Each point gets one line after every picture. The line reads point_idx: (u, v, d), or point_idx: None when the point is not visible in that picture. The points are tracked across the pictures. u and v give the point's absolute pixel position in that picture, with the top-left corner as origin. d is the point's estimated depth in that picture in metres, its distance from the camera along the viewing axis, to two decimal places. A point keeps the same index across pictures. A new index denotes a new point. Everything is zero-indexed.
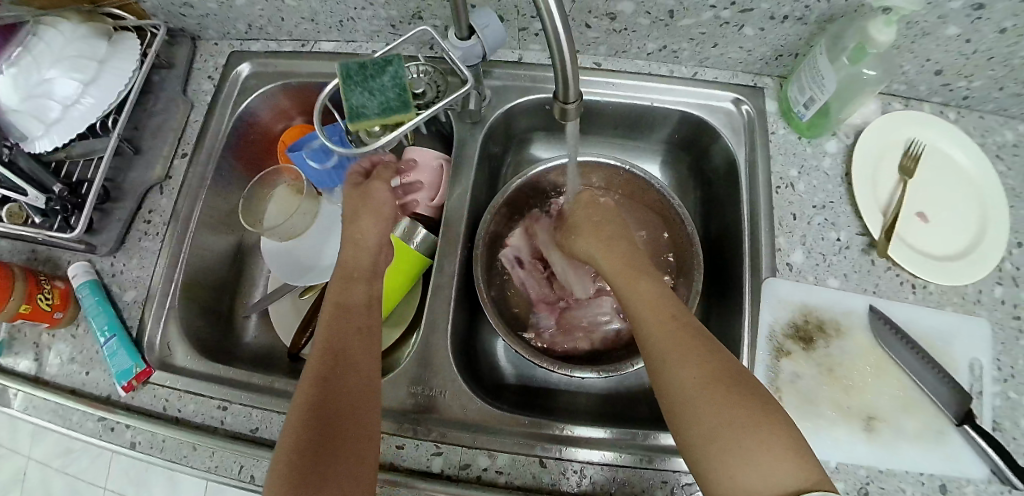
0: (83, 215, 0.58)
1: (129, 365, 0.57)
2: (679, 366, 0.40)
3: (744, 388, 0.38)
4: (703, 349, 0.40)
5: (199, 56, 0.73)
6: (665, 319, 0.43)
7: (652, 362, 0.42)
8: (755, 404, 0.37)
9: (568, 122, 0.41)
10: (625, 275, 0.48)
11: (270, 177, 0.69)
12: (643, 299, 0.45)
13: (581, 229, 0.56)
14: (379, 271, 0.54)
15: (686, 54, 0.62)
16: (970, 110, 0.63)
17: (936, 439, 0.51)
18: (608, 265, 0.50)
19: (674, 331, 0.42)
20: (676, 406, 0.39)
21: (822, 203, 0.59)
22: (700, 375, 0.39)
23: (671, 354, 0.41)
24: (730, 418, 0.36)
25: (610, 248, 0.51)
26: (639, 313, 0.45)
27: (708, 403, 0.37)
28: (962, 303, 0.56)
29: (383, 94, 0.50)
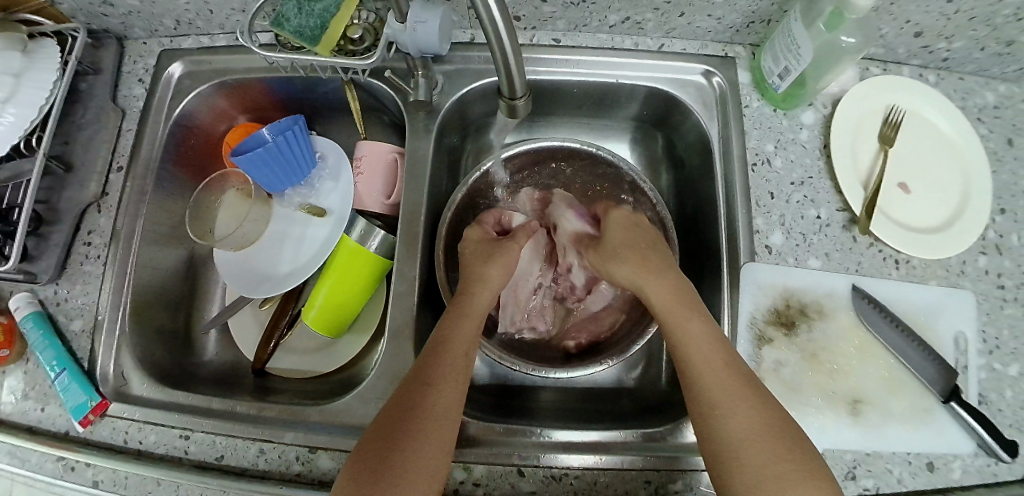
0: (15, 244, 0.53)
1: (83, 399, 0.54)
2: (735, 415, 0.41)
3: (794, 441, 0.40)
4: (755, 399, 0.42)
5: (127, 58, 0.67)
6: (715, 364, 0.43)
7: (703, 405, 0.42)
8: (805, 458, 0.40)
9: (517, 119, 0.41)
10: (670, 306, 0.47)
11: (217, 183, 0.65)
12: (693, 340, 0.45)
13: (623, 255, 0.52)
14: (486, 273, 0.54)
15: (651, 25, 0.58)
16: (950, 71, 0.62)
17: (922, 417, 0.50)
18: (654, 295, 0.48)
19: (728, 379, 0.43)
20: (721, 451, 0.41)
21: (800, 180, 0.56)
22: (757, 426, 0.40)
23: (726, 402, 0.42)
24: (780, 468, 0.39)
25: (657, 280, 0.49)
26: (687, 354, 0.44)
27: (759, 453, 0.39)
28: (948, 276, 0.55)
29: (307, 18, 0.50)
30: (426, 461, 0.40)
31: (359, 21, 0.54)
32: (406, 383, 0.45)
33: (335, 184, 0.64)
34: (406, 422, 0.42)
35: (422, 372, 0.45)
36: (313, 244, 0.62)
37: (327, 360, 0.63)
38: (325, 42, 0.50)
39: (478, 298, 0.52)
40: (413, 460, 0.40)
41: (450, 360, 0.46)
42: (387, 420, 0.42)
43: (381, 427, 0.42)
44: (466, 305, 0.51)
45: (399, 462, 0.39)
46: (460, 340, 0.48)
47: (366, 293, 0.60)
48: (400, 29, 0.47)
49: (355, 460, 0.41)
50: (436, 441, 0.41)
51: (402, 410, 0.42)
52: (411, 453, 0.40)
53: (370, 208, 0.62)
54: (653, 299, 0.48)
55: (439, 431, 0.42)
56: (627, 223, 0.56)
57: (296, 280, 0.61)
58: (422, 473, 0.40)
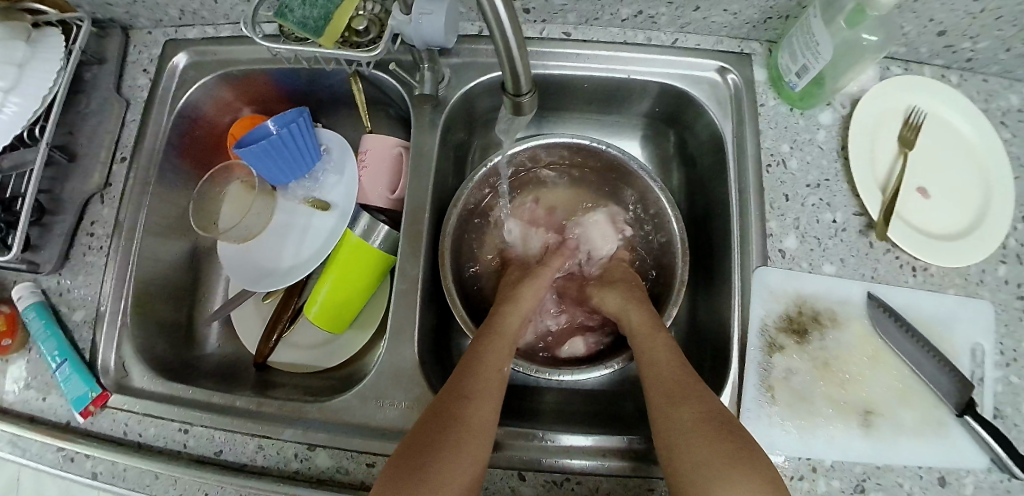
0: (18, 233, 0.53)
1: (84, 391, 0.53)
2: (678, 406, 0.43)
3: (736, 431, 0.41)
4: (699, 394, 0.44)
5: (132, 47, 0.67)
6: (668, 367, 0.46)
7: (657, 404, 0.45)
8: (740, 444, 0.40)
9: (523, 117, 0.39)
10: (643, 328, 0.51)
11: (221, 175, 0.65)
12: (650, 350, 0.49)
13: (618, 287, 0.57)
14: (520, 296, 0.56)
15: (664, 19, 0.56)
16: (974, 72, 0.59)
17: (936, 430, 0.49)
18: (631, 321, 0.53)
19: (677, 377, 0.45)
20: (670, 441, 0.42)
21: (816, 182, 0.54)
22: (697, 415, 0.42)
23: (673, 397, 0.44)
24: (717, 453, 0.39)
25: (632, 308, 0.53)
26: (650, 359, 0.48)
27: (700, 437, 0.41)
28: (966, 285, 0.53)
29: (311, 9, 0.50)
30: (466, 461, 0.41)
31: (364, 13, 0.53)
32: (450, 386, 0.46)
33: (339, 178, 0.63)
34: (449, 422, 0.42)
35: (461, 384, 0.45)
36: (316, 239, 0.61)
37: (328, 356, 0.63)
38: (328, 34, 0.49)
39: (508, 318, 0.53)
40: (455, 460, 0.40)
41: (487, 367, 0.47)
42: (431, 419, 0.43)
43: (425, 427, 0.42)
44: (499, 321, 0.53)
45: (443, 459, 0.40)
46: (495, 355, 0.49)
47: (368, 288, 0.59)
48: (405, 20, 0.46)
49: (398, 456, 0.41)
50: (477, 445, 0.42)
51: (443, 413, 0.43)
52: (454, 452, 0.41)
53: (374, 202, 0.61)
54: (633, 323, 0.52)
55: (474, 444, 0.42)
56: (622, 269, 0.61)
57: (299, 275, 0.60)
58: (460, 471, 0.40)
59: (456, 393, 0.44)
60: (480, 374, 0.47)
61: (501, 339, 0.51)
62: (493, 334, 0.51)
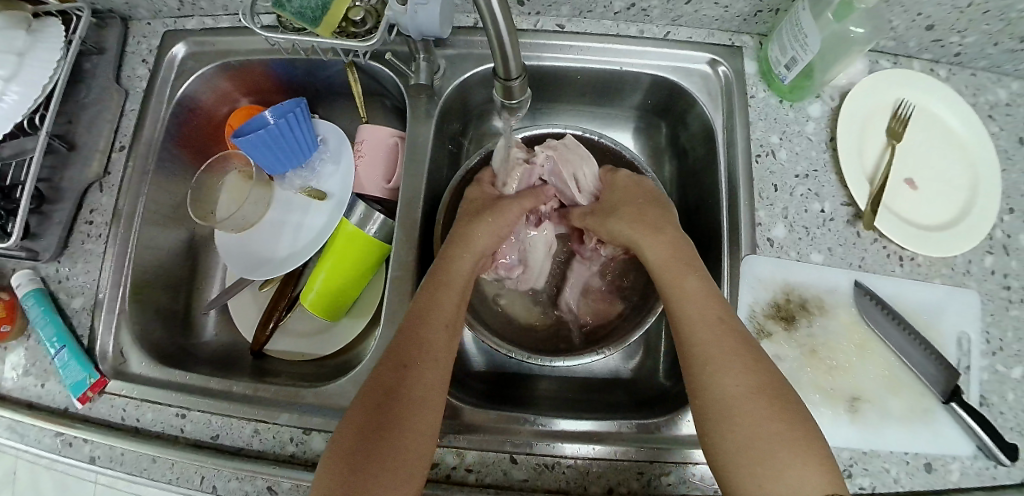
0: (19, 220, 0.54)
1: (82, 376, 0.54)
2: (727, 378, 0.41)
3: (791, 405, 0.40)
4: (751, 361, 0.42)
5: (131, 38, 0.67)
6: (711, 325, 0.44)
7: (698, 370, 0.43)
8: (793, 422, 0.39)
9: (514, 104, 0.40)
10: (669, 267, 0.49)
11: (219, 165, 0.65)
12: (692, 303, 0.46)
13: (624, 213, 0.54)
14: (473, 234, 0.53)
15: (657, 12, 0.57)
16: (962, 67, 0.60)
17: (923, 416, 0.50)
18: (653, 258, 0.50)
19: (723, 339, 0.43)
20: (711, 412, 0.41)
21: (805, 173, 0.55)
22: (750, 387, 0.41)
23: (718, 365, 0.42)
24: (774, 430, 0.39)
25: (657, 239, 0.51)
26: (686, 317, 0.45)
27: (751, 413, 0.39)
28: (952, 275, 0.54)
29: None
30: (414, 429, 0.41)
31: (361, 4, 0.53)
32: (393, 352, 0.45)
33: (335, 167, 0.64)
34: (394, 393, 0.42)
35: (405, 351, 0.45)
36: (312, 227, 0.62)
37: (324, 344, 0.63)
38: (325, 24, 0.50)
39: (458, 264, 0.52)
40: (402, 429, 0.41)
41: (433, 329, 0.47)
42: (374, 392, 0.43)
43: (368, 400, 0.42)
44: (444, 268, 0.51)
45: (393, 429, 0.40)
46: (443, 311, 0.48)
47: (364, 276, 0.60)
48: (401, 11, 0.46)
49: (342, 437, 0.41)
50: (423, 411, 0.42)
51: (391, 383, 0.43)
52: (401, 422, 0.41)
53: (370, 192, 0.62)
54: (655, 260, 0.50)
55: (423, 408, 0.42)
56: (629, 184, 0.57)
57: (296, 262, 0.61)
58: (409, 440, 0.41)
59: (400, 360, 0.44)
60: (424, 340, 0.46)
61: (450, 293, 0.49)
62: (442, 284, 0.50)
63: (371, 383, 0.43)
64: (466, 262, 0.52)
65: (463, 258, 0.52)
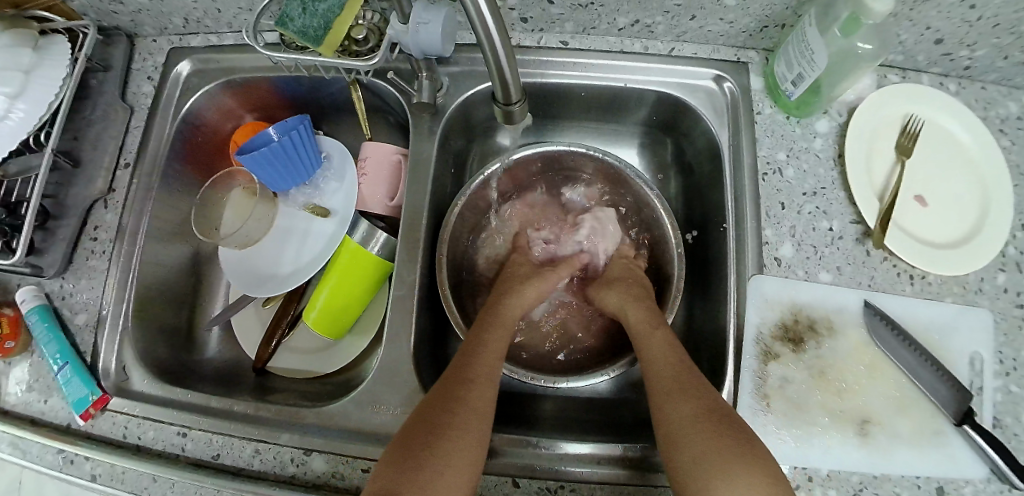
0: (23, 237, 0.54)
1: (84, 393, 0.54)
2: (678, 403, 0.43)
3: (740, 427, 0.41)
4: (702, 390, 0.44)
5: (137, 55, 0.68)
6: (667, 361, 0.47)
7: (654, 401, 0.45)
8: (743, 445, 0.39)
9: (515, 126, 0.39)
10: (641, 325, 0.51)
11: (222, 183, 0.65)
12: (653, 344, 0.49)
13: (616, 285, 0.57)
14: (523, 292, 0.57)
15: (661, 28, 0.56)
16: (972, 80, 0.59)
17: (934, 440, 0.49)
18: (631, 317, 0.53)
19: (680, 371, 0.46)
20: (666, 440, 0.42)
21: (812, 190, 0.55)
22: (697, 409, 0.42)
23: (671, 393, 0.44)
24: (722, 446, 0.39)
25: (636, 301, 0.54)
26: (647, 356, 0.49)
27: (698, 436, 0.40)
28: (964, 293, 0.53)
29: (311, 18, 0.50)
30: (466, 451, 0.41)
31: (364, 22, 0.53)
32: (442, 385, 0.46)
33: (339, 184, 0.64)
34: (442, 417, 0.42)
35: (463, 370, 0.46)
36: (316, 245, 0.62)
37: (327, 361, 0.63)
38: (328, 42, 0.50)
39: (511, 307, 0.55)
40: (452, 452, 0.40)
41: (481, 359, 0.48)
42: (421, 420, 0.42)
43: (415, 428, 0.42)
44: (500, 310, 0.54)
45: (449, 440, 0.41)
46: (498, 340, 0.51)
47: (366, 294, 0.60)
48: (403, 30, 0.47)
49: (397, 444, 0.41)
50: (473, 435, 0.42)
51: (447, 397, 0.44)
52: (451, 443, 0.41)
53: (373, 209, 0.62)
54: (632, 321, 0.53)
55: (477, 428, 0.43)
56: (624, 267, 0.60)
57: (299, 279, 0.61)
58: (463, 463, 0.40)
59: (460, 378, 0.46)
60: (477, 360, 0.48)
61: (504, 326, 0.53)
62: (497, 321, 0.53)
63: (428, 400, 0.45)
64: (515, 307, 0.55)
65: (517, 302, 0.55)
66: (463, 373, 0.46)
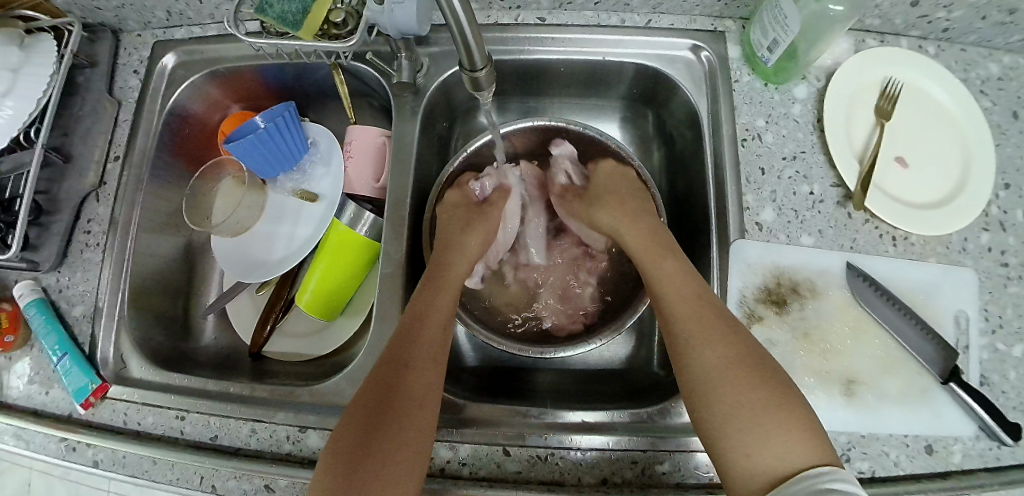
0: (17, 232, 0.55)
1: (84, 382, 0.55)
2: (707, 346, 0.43)
3: (769, 370, 0.42)
4: (730, 336, 0.43)
5: (123, 50, 0.68)
6: (689, 299, 0.46)
7: (677, 345, 0.45)
8: (781, 391, 0.40)
9: (483, 93, 0.39)
10: (648, 251, 0.52)
11: (212, 172, 0.66)
12: (670, 282, 0.48)
13: (605, 202, 0.58)
14: (465, 241, 0.58)
15: (636, 0, 0.57)
16: (951, 42, 0.60)
17: (920, 397, 0.49)
18: (634, 243, 0.54)
19: (702, 312, 0.45)
20: (696, 385, 0.42)
21: (792, 155, 0.55)
22: (727, 355, 0.42)
23: (698, 337, 0.44)
24: (757, 397, 0.40)
25: (634, 223, 0.55)
26: (662, 292, 0.48)
27: (732, 381, 0.41)
28: (948, 253, 0.54)
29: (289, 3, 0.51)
30: (415, 429, 0.42)
31: (341, 5, 0.54)
32: (380, 371, 0.45)
33: (327, 168, 0.64)
34: (387, 400, 0.43)
35: (400, 353, 0.46)
36: (306, 229, 0.63)
37: (321, 343, 0.64)
38: (307, 27, 0.51)
39: (455, 269, 0.55)
40: (399, 432, 0.41)
41: (426, 327, 0.48)
42: (363, 404, 0.43)
43: (358, 418, 0.42)
44: (445, 271, 0.54)
45: (392, 427, 0.41)
46: (438, 309, 0.50)
47: (356, 276, 0.61)
48: (379, 10, 0.47)
49: (341, 435, 0.41)
50: (419, 413, 0.43)
51: (387, 383, 0.44)
52: (398, 422, 0.42)
53: (360, 192, 0.63)
54: (634, 244, 0.54)
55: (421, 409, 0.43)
56: (614, 172, 0.61)
57: (291, 263, 0.62)
58: (413, 438, 0.41)
59: (396, 361, 0.45)
60: (417, 338, 0.47)
61: (444, 293, 0.52)
62: (442, 285, 0.53)
63: (365, 387, 0.44)
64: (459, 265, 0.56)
65: (458, 258, 0.56)
66: (402, 356, 0.46)
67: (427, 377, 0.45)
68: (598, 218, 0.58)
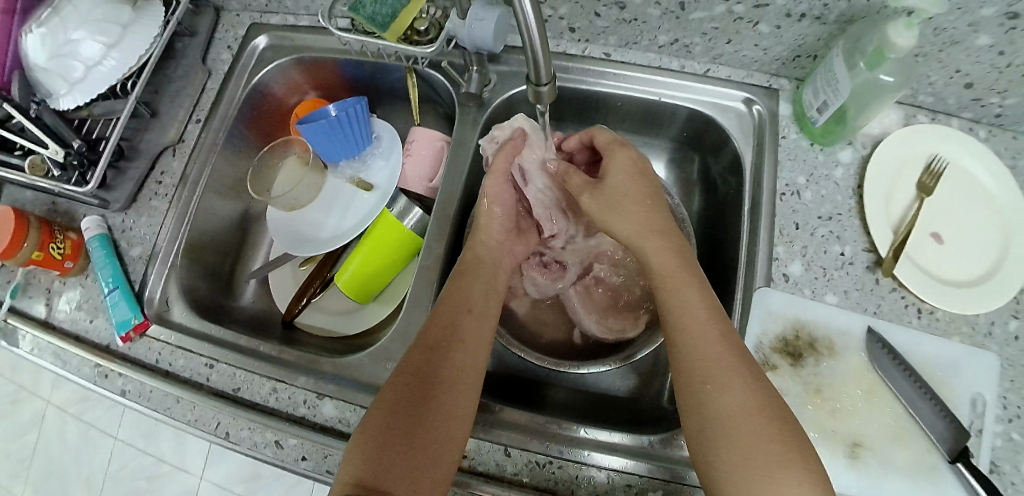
0: (98, 170, 0.60)
1: (128, 316, 0.59)
2: (727, 393, 0.42)
3: (786, 420, 0.42)
4: (751, 380, 0.43)
5: (220, 26, 0.75)
6: (714, 338, 0.45)
7: (694, 385, 0.44)
8: (795, 442, 0.40)
9: (543, 106, 0.42)
10: (672, 278, 0.50)
11: (279, 148, 0.72)
12: (692, 315, 0.47)
13: (630, 211, 0.53)
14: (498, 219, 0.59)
15: (698, 49, 0.60)
16: (1003, 129, 0.61)
17: (925, 473, 0.49)
18: (658, 265, 0.51)
19: (726, 352, 0.44)
20: (711, 427, 0.42)
21: (828, 215, 0.56)
22: (749, 404, 0.42)
23: (719, 380, 0.43)
24: (771, 445, 0.40)
25: (662, 243, 0.52)
26: (683, 325, 0.47)
27: (751, 431, 0.40)
28: (973, 334, 0.54)
29: (380, 6, 0.56)
30: (455, 413, 0.45)
31: (427, 15, 0.59)
32: (422, 354, 0.47)
33: (385, 163, 0.69)
34: (428, 385, 0.45)
35: (441, 339, 0.49)
36: (356, 213, 0.67)
37: (351, 324, 0.68)
38: (393, 30, 0.56)
39: (481, 261, 0.57)
40: (439, 423, 0.44)
41: (460, 319, 0.51)
42: (403, 393, 0.45)
43: (399, 399, 0.44)
44: (480, 266, 0.57)
45: (439, 415, 0.44)
46: (477, 300, 0.53)
47: (393, 265, 0.64)
48: (460, 24, 0.52)
49: (380, 411, 0.44)
50: (461, 397, 0.46)
51: (431, 369, 0.46)
52: (442, 406, 0.45)
53: (413, 188, 0.67)
54: (659, 267, 0.51)
55: (462, 398, 0.46)
56: (632, 167, 0.56)
57: (338, 243, 0.66)
58: (454, 422, 0.45)
59: (439, 345, 0.48)
60: (458, 326, 0.50)
61: (479, 282, 0.55)
62: (476, 276, 0.55)
63: (404, 369, 0.47)
64: (489, 256, 0.58)
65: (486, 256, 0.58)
66: (443, 345, 0.48)
67: (467, 359, 0.49)
68: (612, 222, 0.54)
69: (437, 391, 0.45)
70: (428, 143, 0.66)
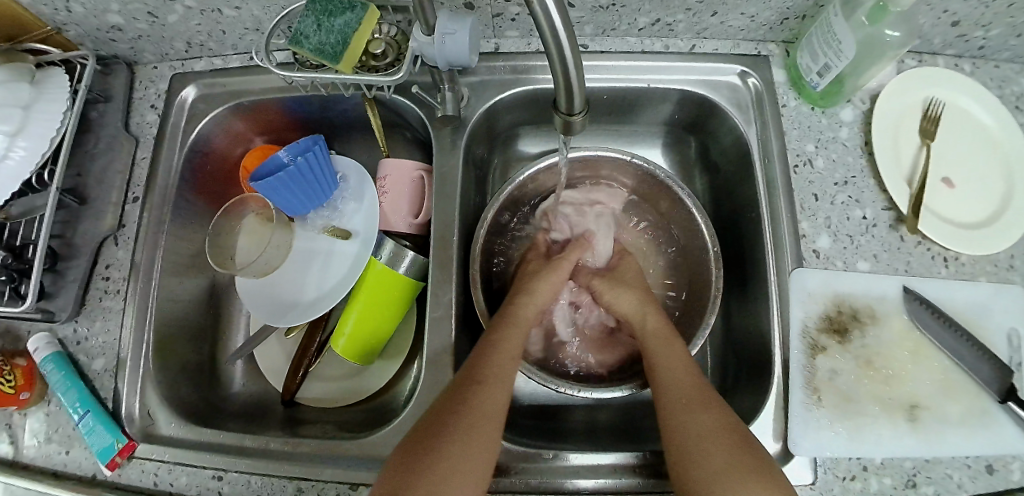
0: (33, 281, 0.51)
1: (109, 441, 0.51)
2: (699, 414, 0.44)
3: (753, 443, 0.42)
4: (719, 406, 0.45)
5: (138, 83, 0.66)
6: (688, 372, 0.48)
7: (669, 409, 0.45)
8: (760, 462, 0.40)
9: (572, 136, 0.37)
10: (659, 333, 0.53)
11: (235, 209, 0.63)
12: (670, 352, 0.50)
13: (637, 287, 0.58)
14: (536, 289, 0.57)
15: (681, 26, 0.56)
16: (985, 60, 0.60)
17: (980, 420, 0.48)
18: (649, 325, 0.54)
19: (697, 387, 0.46)
20: (683, 446, 0.42)
21: (843, 180, 0.55)
22: (717, 423, 0.43)
23: (691, 404, 0.45)
24: (738, 461, 0.40)
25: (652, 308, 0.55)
26: (660, 361, 0.50)
27: (719, 448, 0.41)
28: (997, 271, 0.53)
29: (327, 34, 0.48)
30: (472, 454, 0.40)
31: (382, 35, 0.53)
32: (453, 387, 0.45)
33: (358, 204, 0.62)
34: (448, 419, 0.42)
35: (472, 372, 0.46)
36: (338, 267, 0.60)
37: (359, 387, 0.62)
38: (346, 59, 0.48)
39: (520, 308, 0.54)
40: (454, 458, 0.40)
41: (494, 358, 0.48)
42: (428, 423, 0.43)
43: (422, 430, 0.42)
44: (515, 312, 0.53)
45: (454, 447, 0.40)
46: (511, 341, 0.50)
47: (393, 317, 0.58)
48: (428, 41, 0.46)
49: (408, 444, 0.42)
50: (484, 434, 0.42)
51: (455, 401, 0.44)
52: (459, 442, 0.41)
53: (397, 227, 0.61)
54: (648, 327, 0.54)
55: (483, 434, 0.42)
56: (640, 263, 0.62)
57: (325, 304, 0.59)
58: (470, 463, 0.40)
59: (471, 380, 0.45)
60: (490, 361, 0.47)
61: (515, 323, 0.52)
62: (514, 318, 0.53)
63: (438, 402, 0.45)
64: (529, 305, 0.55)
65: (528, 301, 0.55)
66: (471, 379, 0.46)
67: (495, 402, 0.44)
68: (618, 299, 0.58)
69: (456, 424, 0.42)
70: (405, 176, 0.60)
